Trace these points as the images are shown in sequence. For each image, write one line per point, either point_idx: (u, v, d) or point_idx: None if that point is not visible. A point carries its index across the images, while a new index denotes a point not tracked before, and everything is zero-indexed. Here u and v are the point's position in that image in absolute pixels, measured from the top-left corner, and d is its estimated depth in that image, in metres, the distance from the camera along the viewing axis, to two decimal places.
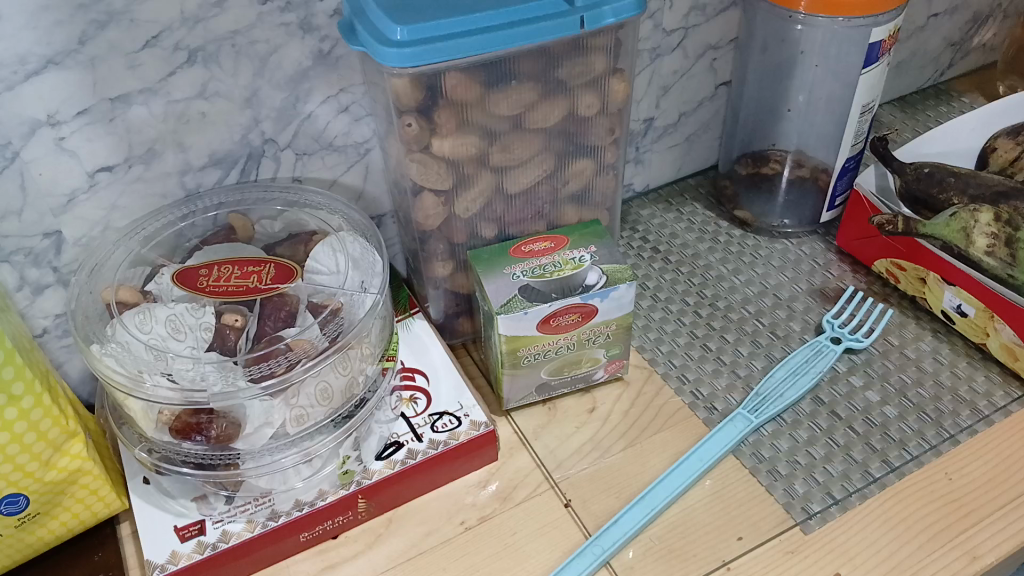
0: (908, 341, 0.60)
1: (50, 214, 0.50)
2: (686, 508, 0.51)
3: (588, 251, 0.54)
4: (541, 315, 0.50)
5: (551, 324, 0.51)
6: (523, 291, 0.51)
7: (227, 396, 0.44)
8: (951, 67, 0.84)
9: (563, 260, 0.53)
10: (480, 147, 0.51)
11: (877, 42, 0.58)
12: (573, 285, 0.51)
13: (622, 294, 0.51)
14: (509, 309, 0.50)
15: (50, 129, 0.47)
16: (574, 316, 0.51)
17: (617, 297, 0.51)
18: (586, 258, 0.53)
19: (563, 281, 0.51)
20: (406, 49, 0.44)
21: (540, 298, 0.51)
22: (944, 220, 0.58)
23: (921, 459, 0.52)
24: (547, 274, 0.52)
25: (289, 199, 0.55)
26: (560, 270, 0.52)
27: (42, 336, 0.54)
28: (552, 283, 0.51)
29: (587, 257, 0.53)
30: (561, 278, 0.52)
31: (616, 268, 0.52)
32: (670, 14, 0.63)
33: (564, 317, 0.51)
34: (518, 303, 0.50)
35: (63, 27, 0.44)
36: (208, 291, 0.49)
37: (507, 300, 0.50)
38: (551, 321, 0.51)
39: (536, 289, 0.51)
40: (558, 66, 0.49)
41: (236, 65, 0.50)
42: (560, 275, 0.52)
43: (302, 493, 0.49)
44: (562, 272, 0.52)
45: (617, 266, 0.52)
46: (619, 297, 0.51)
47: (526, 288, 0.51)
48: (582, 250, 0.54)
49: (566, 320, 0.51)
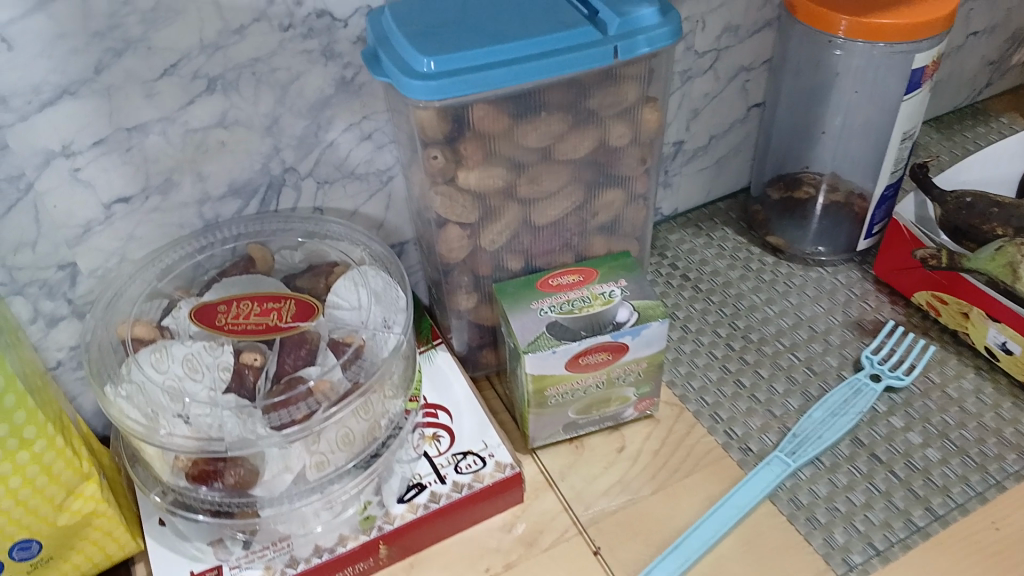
0: (949, 378, 0.58)
1: (65, 245, 0.48)
2: (720, 557, 0.48)
3: (619, 285, 0.52)
4: (570, 354, 0.48)
5: (580, 363, 0.49)
6: (551, 328, 0.49)
7: (246, 444, 0.43)
8: (989, 86, 0.82)
9: (592, 296, 0.51)
10: (507, 179, 0.49)
11: (920, 67, 0.55)
12: (603, 322, 0.49)
13: (654, 333, 0.49)
14: (535, 348, 0.48)
15: (64, 160, 0.45)
16: (603, 354, 0.49)
17: (648, 334, 0.50)
18: (617, 292, 0.51)
19: (592, 318, 0.49)
20: (432, 82, 0.42)
21: (569, 336, 0.49)
22: (988, 254, 0.56)
23: (966, 507, 0.50)
24: (575, 310, 0.50)
25: (309, 229, 0.54)
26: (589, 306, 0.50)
27: (56, 369, 0.52)
28: (580, 320, 0.49)
29: (617, 291, 0.51)
30: (590, 315, 0.50)
31: (647, 303, 0.50)
32: (703, 36, 0.60)
33: (593, 355, 0.49)
34: (545, 341, 0.48)
35: (78, 56, 0.42)
36: (226, 329, 0.47)
37: (535, 337, 0.48)
38: (580, 359, 0.49)
39: (564, 326, 0.49)
40: (589, 96, 0.47)
41: (257, 93, 0.48)
42: (588, 311, 0.50)
43: (321, 538, 0.47)
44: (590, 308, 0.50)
45: (648, 301, 0.50)
46: (650, 335, 0.49)
47: (554, 325, 0.49)
48: (612, 284, 0.52)
49: (595, 359, 0.49)
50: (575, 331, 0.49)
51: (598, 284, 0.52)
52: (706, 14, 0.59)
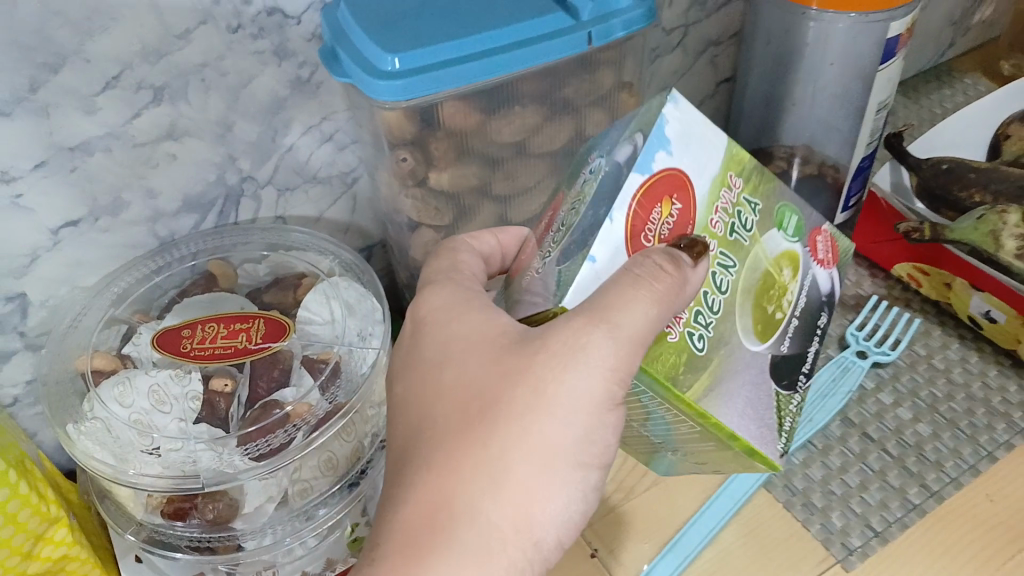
0: (935, 350, 0.58)
1: (10, 276, 0.45)
2: (723, 551, 0.48)
3: (816, 227, 0.38)
4: (625, 219, 0.29)
5: (705, 263, 0.31)
6: (564, 257, 0.30)
7: (224, 478, 0.40)
8: (953, 46, 0.81)
9: (836, 251, 0.40)
10: (482, 177, 0.47)
11: (895, 36, 0.54)
12: (817, 307, 0.38)
13: (680, 124, 0.31)
14: (690, 333, 0.32)
15: (4, 186, 0.42)
16: (674, 204, 0.31)
17: (701, 131, 0.32)
18: (782, 234, 0.36)
19: (807, 305, 0.38)
20: (398, 82, 0.39)
21: (787, 351, 0.36)
22: (971, 223, 0.54)
23: (960, 480, 0.51)
24: (582, 205, 0.31)
25: (272, 241, 0.51)
26: (791, 287, 0.36)
27: (12, 406, 0.50)
28: (799, 331, 0.37)
29: (789, 239, 0.36)
30: (779, 266, 0.35)
31: (639, 116, 0.32)
32: (670, 12, 0.58)
33: (650, 221, 0.30)
34: (690, 309, 0.32)
35: (8, 74, 0.39)
36: (191, 354, 0.44)
37: (775, 401, 0.35)
38: (705, 246, 0.31)
39: (785, 351, 0.36)
40: (564, 86, 0.45)
41: (206, 100, 0.45)
42: (733, 247, 0.33)
43: (307, 564, 0.46)
44: (800, 298, 0.37)
45: (780, 201, 0.36)
46: (684, 121, 0.31)
47: (563, 250, 0.30)
48: (816, 251, 0.38)
49: (657, 225, 0.31)
50: (803, 361, 0.38)
51: (833, 226, 0.40)
52: None
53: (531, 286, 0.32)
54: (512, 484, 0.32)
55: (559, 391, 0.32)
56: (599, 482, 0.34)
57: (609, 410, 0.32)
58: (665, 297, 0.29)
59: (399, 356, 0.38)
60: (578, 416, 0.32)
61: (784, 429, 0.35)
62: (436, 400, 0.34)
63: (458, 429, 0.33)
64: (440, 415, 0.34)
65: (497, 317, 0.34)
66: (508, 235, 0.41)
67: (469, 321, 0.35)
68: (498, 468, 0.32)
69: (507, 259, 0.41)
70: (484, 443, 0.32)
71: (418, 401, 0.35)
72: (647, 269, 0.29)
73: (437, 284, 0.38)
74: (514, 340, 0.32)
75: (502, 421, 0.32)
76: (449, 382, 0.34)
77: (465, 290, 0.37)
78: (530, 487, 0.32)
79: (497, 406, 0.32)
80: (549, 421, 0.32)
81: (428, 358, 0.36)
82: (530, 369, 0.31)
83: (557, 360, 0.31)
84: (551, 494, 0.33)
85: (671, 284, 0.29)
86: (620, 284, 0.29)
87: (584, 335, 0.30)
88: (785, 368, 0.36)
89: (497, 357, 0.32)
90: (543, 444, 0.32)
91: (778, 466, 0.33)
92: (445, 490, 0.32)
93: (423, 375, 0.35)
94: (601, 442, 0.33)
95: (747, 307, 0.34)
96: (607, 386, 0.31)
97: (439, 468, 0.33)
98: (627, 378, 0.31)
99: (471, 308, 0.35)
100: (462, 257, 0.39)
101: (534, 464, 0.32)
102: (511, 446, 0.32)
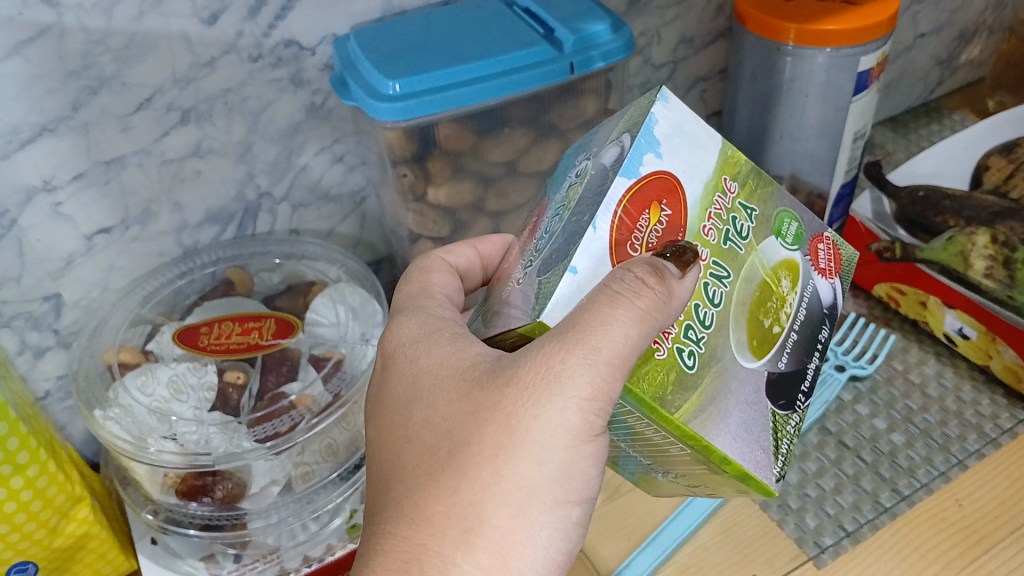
0: (911, 366, 0.61)
1: (49, 278, 0.50)
2: (699, 547, 0.51)
3: (819, 234, 0.38)
4: (609, 225, 0.29)
5: (694, 273, 0.31)
6: (545, 269, 0.30)
7: (233, 458, 0.45)
8: (941, 85, 0.85)
9: (839, 261, 0.39)
10: (476, 193, 0.51)
11: (866, 70, 0.57)
12: (819, 320, 0.37)
13: (668, 124, 0.31)
14: (680, 349, 0.31)
15: (46, 195, 0.47)
16: (663, 210, 0.31)
17: (690, 131, 0.32)
18: (781, 242, 0.35)
19: (807, 319, 0.36)
20: (398, 104, 0.44)
21: (785, 369, 0.35)
22: (941, 245, 0.59)
23: (930, 486, 0.53)
24: (565, 211, 0.31)
25: (286, 251, 0.55)
26: (788, 299, 0.35)
27: (44, 399, 0.54)
28: (798, 348, 0.36)
29: (787, 247, 0.36)
30: (775, 276, 0.35)
31: (628, 117, 0.33)
32: (658, 49, 0.63)
33: (639, 228, 0.30)
34: (679, 324, 0.31)
35: (56, 95, 0.44)
36: (209, 349, 0.49)
37: (771, 423, 0.33)
38: (695, 254, 0.31)
39: (783, 369, 0.35)
40: (550, 111, 0.50)
41: (229, 122, 0.50)
42: (727, 256, 0.33)
43: (309, 549, 0.50)
44: (800, 311, 0.36)
45: (778, 206, 0.36)
46: (672, 119, 0.32)
47: (544, 261, 0.30)
48: (818, 261, 0.37)
49: (645, 231, 0.30)
50: (802, 379, 0.35)
51: (834, 234, 0.39)
52: (661, 28, 0.62)
53: (508, 299, 0.31)
54: (486, 530, 0.31)
55: (532, 428, 0.30)
56: (582, 516, 0.33)
57: (587, 440, 0.31)
58: (647, 315, 0.29)
59: (374, 392, 0.37)
60: (553, 452, 0.31)
61: (782, 452, 0.33)
62: (407, 442, 0.33)
63: (427, 474, 0.32)
64: (410, 458, 0.33)
65: (468, 347, 0.33)
66: (486, 245, 0.44)
67: (439, 355, 0.34)
68: (469, 514, 0.31)
69: (488, 269, 0.44)
70: (453, 488, 0.31)
71: (390, 442, 0.34)
72: (626, 285, 0.28)
73: (407, 314, 0.38)
74: (482, 373, 0.31)
75: (471, 463, 0.31)
76: (419, 422, 0.33)
77: (435, 319, 0.36)
78: (506, 531, 0.31)
79: (466, 447, 0.31)
80: (522, 459, 0.31)
81: (399, 395, 0.35)
82: (499, 404, 0.30)
83: (526, 394, 0.30)
84: (529, 537, 0.31)
85: (652, 300, 0.29)
86: (597, 303, 0.28)
87: (556, 365, 0.29)
88: (782, 386, 0.34)
89: (465, 392, 0.32)
90: (516, 485, 0.31)
91: (773, 491, 0.31)
92: (416, 541, 0.31)
93: (394, 414, 0.35)
94: (581, 477, 0.32)
95: (742, 320, 0.33)
96: (581, 416, 0.30)
97: (410, 516, 0.32)
98: (603, 406, 0.30)
99: (440, 340, 0.35)
100: (434, 275, 0.41)
101: (508, 507, 0.31)
102: (483, 488, 0.31)
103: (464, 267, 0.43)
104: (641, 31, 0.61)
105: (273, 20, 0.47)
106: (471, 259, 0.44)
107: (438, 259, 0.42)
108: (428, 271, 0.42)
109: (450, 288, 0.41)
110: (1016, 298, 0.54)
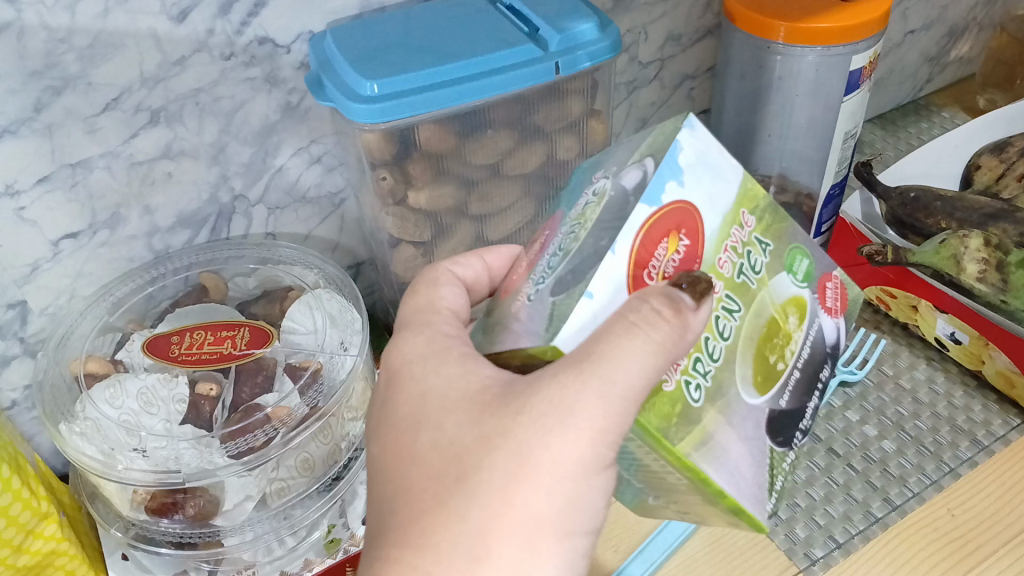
0: (902, 371, 0.60)
1: (14, 285, 0.48)
2: (687, 559, 0.50)
3: (827, 272, 0.37)
4: (627, 251, 0.28)
5: (708, 304, 0.29)
6: (558, 289, 0.28)
7: (205, 475, 0.43)
8: (931, 82, 0.84)
9: (845, 302, 0.38)
10: (459, 197, 0.50)
11: (857, 69, 0.55)
12: (822, 358, 0.36)
13: (693, 151, 0.30)
14: (686, 382, 0.29)
15: (8, 199, 0.45)
16: (681, 239, 0.29)
17: (713, 162, 0.31)
18: (792, 278, 0.34)
19: (810, 357, 0.35)
20: (376, 105, 0.42)
21: (785, 406, 0.33)
22: (932, 248, 0.56)
23: (922, 495, 0.52)
24: (582, 230, 0.29)
25: (262, 256, 0.53)
26: (795, 336, 0.34)
27: (11, 409, 0.53)
28: (799, 386, 0.34)
29: (796, 284, 0.35)
30: (785, 312, 0.33)
31: (649, 140, 0.31)
32: (645, 47, 0.62)
33: (656, 256, 0.29)
34: (689, 355, 0.30)
35: (16, 96, 0.42)
36: (180, 360, 0.47)
37: (768, 459, 0.32)
38: (710, 286, 0.29)
39: (783, 406, 0.33)
40: (535, 112, 0.49)
41: (201, 123, 0.48)
42: (740, 290, 0.32)
43: (286, 564, 0.49)
44: (803, 348, 0.35)
45: (791, 242, 0.35)
46: (697, 148, 0.30)
47: (558, 281, 0.28)
48: (824, 299, 0.36)
49: (662, 260, 0.29)
50: (801, 417, 0.34)
51: (843, 275, 0.38)
52: (648, 25, 0.60)
53: (517, 314, 0.29)
54: (493, 560, 0.29)
55: (544, 457, 0.29)
56: (589, 549, 0.32)
57: (598, 473, 0.29)
58: (664, 347, 0.28)
59: (374, 409, 0.34)
60: (563, 483, 0.29)
61: (775, 489, 0.32)
62: (411, 464, 0.31)
63: (434, 499, 0.30)
64: (414, 481, 0.31)
65: (479, 369, 0.30)
66: (494, 256, 0.40)
67: (447, 377, 0.31)
68: (477, 544, 0.29)
69: (495, 281, 0.40)
70: (462, 515, 0.29)
71: (391, 463, 0.32)
72: (643, 316, 0.27)
73: (413, 331, 0.35)
74: (493, 397, 0.29)
75: (482, 492, 0.29)
76: (425, 445, 0.31)
77: (442, 337, 0.33)
78: (515, 564, 0.29)
79: (476, 473, 0.29)
80: (533, 490, 0.29)
81: (405, 416, 0.32)
82: (511, 431, 0.29)
83: (539, 422, 0.28)
84: (537, 570, 0.30)
85: (669, 331, 0.27)
86: (614, 332, 0.27)
87: (571, 395, 0.28)
88: (781, 423, 0.33)
89: (475, 417, 0.30)
90: (526, 516, 0.29)
91: (763, 527, 0.30)
92: (421, 568, 0.30)
93: (398, 435, 0.32)
94: (589, 508, 0.30)
95: (749, 355, 0.32)
96: (594, 448, 0.28)
97: (415, 542, 0.30)
98: (615, 438, 0.28)
99: (449, 361, 0.32)
100: (442, 289, 0.37)
101: (517, 539, 0.29)
102: (492, 517, 0.29)
103: (471, 279, 0.39)
104: (628, 28, 0.59)
105: (245, 17, 0.45)
106: (479, 271, 0.39)
107: (446, 270, 0.39)
108: (435, 283, 0.38)
109: (459, 303, 0.37)
110: (1008, 303, 0.53)
